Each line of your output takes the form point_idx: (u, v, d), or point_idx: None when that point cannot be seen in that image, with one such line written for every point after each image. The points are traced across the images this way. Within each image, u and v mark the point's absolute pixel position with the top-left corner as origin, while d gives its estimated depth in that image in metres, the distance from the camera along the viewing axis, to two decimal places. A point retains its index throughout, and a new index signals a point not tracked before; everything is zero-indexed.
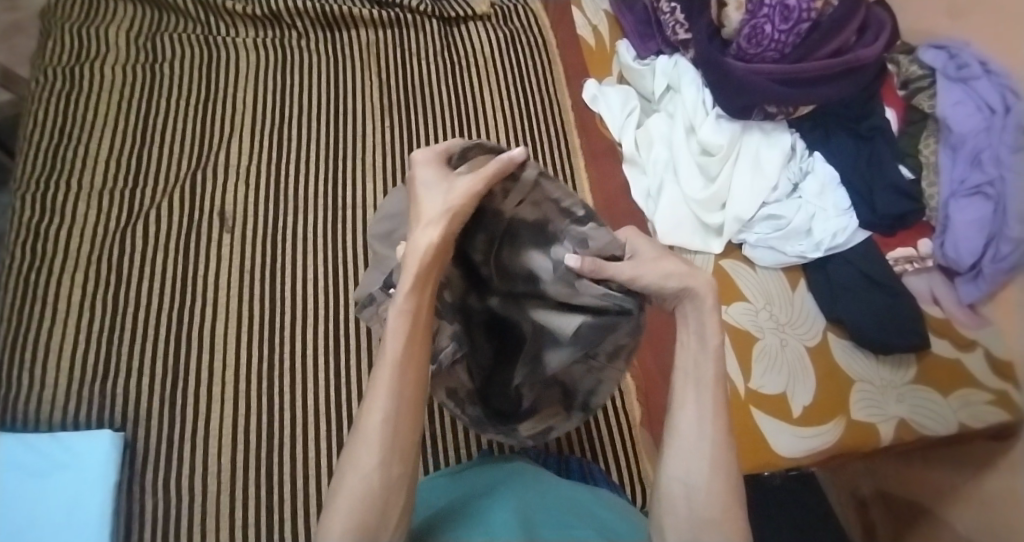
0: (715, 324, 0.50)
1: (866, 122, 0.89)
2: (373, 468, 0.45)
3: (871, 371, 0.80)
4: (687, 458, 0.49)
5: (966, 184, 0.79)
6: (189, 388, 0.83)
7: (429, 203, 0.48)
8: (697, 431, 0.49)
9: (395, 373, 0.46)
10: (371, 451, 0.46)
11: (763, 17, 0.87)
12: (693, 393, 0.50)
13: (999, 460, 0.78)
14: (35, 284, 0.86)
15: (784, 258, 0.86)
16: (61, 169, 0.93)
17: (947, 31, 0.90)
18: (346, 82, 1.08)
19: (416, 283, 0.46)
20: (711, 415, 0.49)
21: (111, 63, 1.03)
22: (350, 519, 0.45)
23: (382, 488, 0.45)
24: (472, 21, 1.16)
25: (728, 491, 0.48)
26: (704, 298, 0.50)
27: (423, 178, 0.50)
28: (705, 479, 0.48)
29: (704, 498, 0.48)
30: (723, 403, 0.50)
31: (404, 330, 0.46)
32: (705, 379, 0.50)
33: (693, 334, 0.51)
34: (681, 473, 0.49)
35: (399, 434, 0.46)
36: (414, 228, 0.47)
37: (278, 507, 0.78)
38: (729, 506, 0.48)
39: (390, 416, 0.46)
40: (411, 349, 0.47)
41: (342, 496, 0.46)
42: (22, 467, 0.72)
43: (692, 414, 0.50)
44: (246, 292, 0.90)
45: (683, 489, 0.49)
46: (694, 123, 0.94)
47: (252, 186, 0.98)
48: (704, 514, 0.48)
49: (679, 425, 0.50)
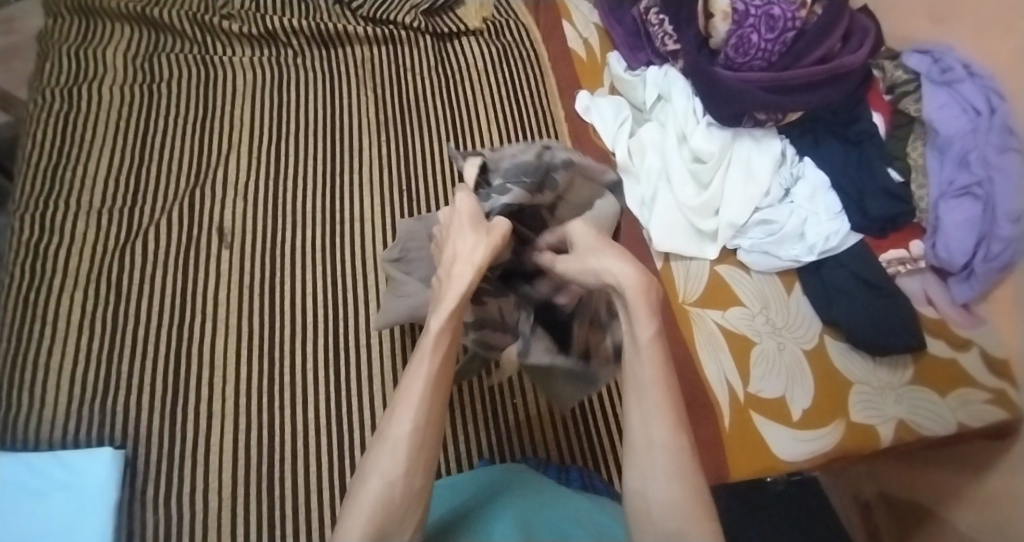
0: (645, 321, 0.57)
1: (853, 127, 0.90)
2: (397, 476, 0.50)
3: (868, 374, 0.80)
4: (645, 465, 0.53)
5: (955, 184, 0.79)
6: (189, 404, 0.83)
7: (476, 252, 0.60)
8: (647, 437, 0.54)
9: (426, 386, 0.54)
10: (398, 454, 0.51)
11: (748, 27, 0.89)
12: (640, 400, 0.56)
13: (999, 459, 0.78)
14: (34, 303, 0.86)
15: (779, 262, 0.87)
16: (59, 190, 0.94)
17: (931, 37, 0.92)
18: (341, 98, 1.10)
19: (455, 311, 0.58)
20: (659, 419, 0.54)
21: (109, 84, 1.04)
22: (372, 518, 0.47)
23: (402, 496, 0.49)
24: (465, 37, 1.18)
25: (689, 488, 0.51)
26: (630, 296, 0.59)
27: (471, 229, 0.62)
28: (662, 483, 0.51)
29: (665, 505, 0.51)
30: (668, 405, 0.55)
31: (439, 347, 0.56)
32: (646, 384, 0.56)
33: (627, 333, 0.59)
34: (640, 482, 0.53)
35: (421, 448, 0.52)
36: (463, 271, 0.59)
37: (280, 523, 0.78)
38: (695, 510, 0.50)
39: (420, 423, 0.52)
40: (442, 369, 0.55)
41: (363, 502, 0.48)
42: (19, 487, 0.71)
43: (643, 420, 0.55)
44: (245, 308, 0.90)
45: (643, 497, 0.52)
46: (686, 131, 0.95)
47: (250, 203, 0.98)
48: (671, 525, 0.50)
49: (633, 433, 0.55)
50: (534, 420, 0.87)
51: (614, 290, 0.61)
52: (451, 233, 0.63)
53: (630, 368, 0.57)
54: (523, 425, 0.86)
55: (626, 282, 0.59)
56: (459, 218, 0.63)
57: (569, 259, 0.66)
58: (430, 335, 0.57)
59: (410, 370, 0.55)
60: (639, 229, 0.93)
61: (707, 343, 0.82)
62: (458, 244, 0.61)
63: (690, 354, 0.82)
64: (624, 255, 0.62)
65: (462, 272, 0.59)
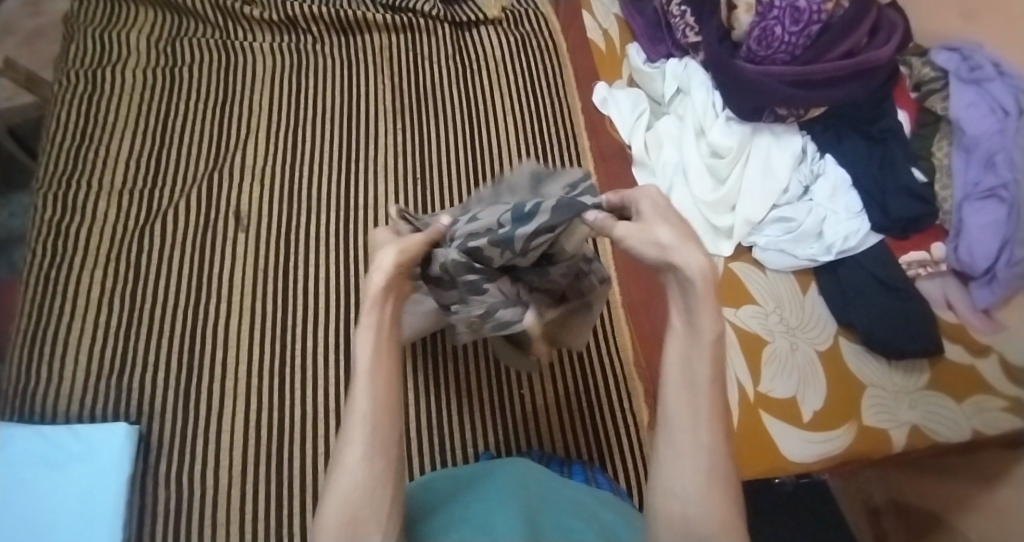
0: (710, 312, 0.46)
1: (877, 125, 0.88)
2: (358, 464, 0.45)
3: (882, 377, 0.79)
4: (682, 466, 0.44)
5: (980, 186, 0.78)
6: (202, 383, 0.85)
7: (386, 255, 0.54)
8: (691, 439, 0.44)
9: (367, 372, 0.48)
10: (355, 442, 0.46)
11: (772, 19, 0.87)
12: (688, 394, 0.45)
13: (1012, 469, 0.77)
14: (56, 279, 0.88)
15: (796, 261, 0.85)
16: (81, 170, 0.96)
17: (960, 34, 0.89)
18: (358, 86, 1.10)
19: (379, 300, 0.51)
20: (709, 422, 0.44)
21: (132, 66, 1.05)
22: (346, 510, 0.43)
23: (369, 481, 0.45)
24: (484, 25, 1.17)
25: (727, 500, 0.43)
26: (692, 284, 0.46)
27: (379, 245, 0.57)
28: (701, 489, 0.43)
29: (699, 517, 0.42)
30: (720, 406, 0.45)
31: (373, 339, 0.50)
32: (699, 381, 0.45)
33: (681, 318, 0.47)
34: (676, 483, 0.44)
35: (380, 432, 0.47)
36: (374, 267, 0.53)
37: (289, 501, 0.79)
38: (729, 523, 0.43)
39: (371, 407, 0.47)
40: (383, 353, 0.49)
41: (333, 494, 0.44)
42: (38, 458, 0.73)
43: (689, 418, 0.45)
44: (258, 292, 0.91)
45: (679, 504, 0.43)
46: (704, 125, 0.94)
47: (267, 186, 0.99)
48: (702, 527, 0.42)
49: (676, 429, 0.45)
50: (541, 412, 0.87)
51: (667, 271, 0.49)
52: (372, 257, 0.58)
53: (679, 361, 0.47)
54: (529, 417, 0.87)
55: (691, 266, 0.46)
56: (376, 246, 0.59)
57: (631, 222, 0.51)
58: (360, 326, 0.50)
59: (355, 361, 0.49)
60: None
61: None
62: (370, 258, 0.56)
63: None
64: (686, 239, 0.48)
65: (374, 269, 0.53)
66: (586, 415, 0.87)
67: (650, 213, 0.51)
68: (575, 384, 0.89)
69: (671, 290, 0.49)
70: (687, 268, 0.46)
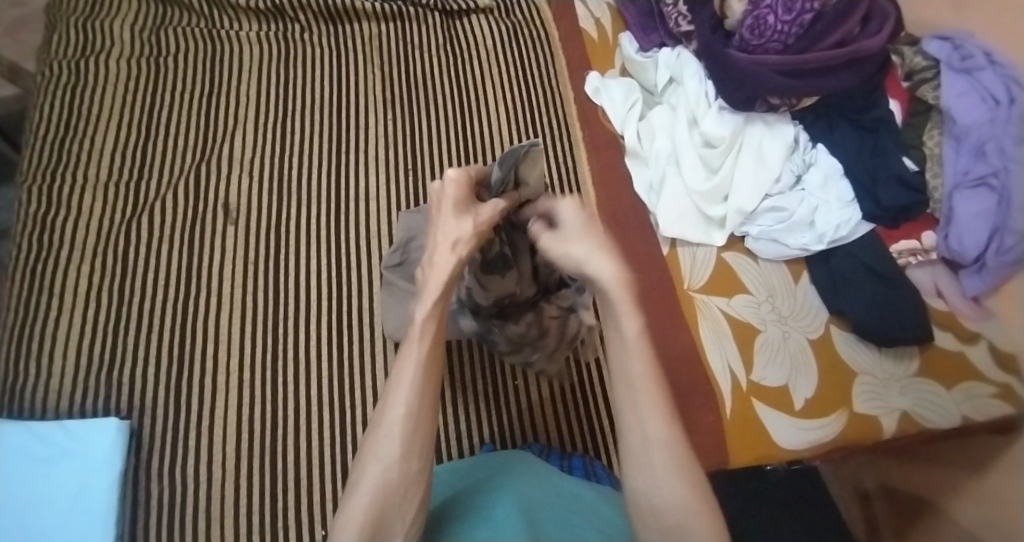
0: (629, 312, 0.49)
1: (869, 114, 0.88)
2: (393, 460, 0.47)
3: (872, 363, 0.79)
4: (641, 465, 0.46)
5: (970, 175, 0.78)
6: (195, 378, 0.84)
7: (460, 227, 0.55)
8: (641, 433, 0.47)
9: (415, 371, 0.49)
10: (394, 437, 0.47)
11: (765, 8, 0.88)
12: (629, 393, 0.48)
13: (1001, 455, 0.78)
14: (42, 275, 0.87)
15: (788, 250, 0.86)
16: (66, 162, 0.94)
17: (952, 23, 0.89)
18: (348, 75, 1.08)
19: (441, 296, 0.53)
20: (654, 413, 0.47)
21: (116, 56, 1.03)
22: (374, 503, 0.45)
23: (402, 477, 0.46)
24: (475, 14, 1.16)
25: (693, 486, 0.45)
26: (609, 288, 0.50)
27: (451, 199, 0.57)
28: (664, 480, 0.45)
29: (666, 504, 0.44)
30: (661, 395, 0.47)
31: (426, 332, 0.51)
32: (635, 377, 0.47)
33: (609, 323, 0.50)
34: (640, 481, 0.46)
35: (419, 431, 0.48)
36: (444, 246, 0.55)
37: (283, 496, 0.79)
38: (693, 504, 0.44)
39: (413, 406, 0.48)
40: (432, 351, 0.51)
41: (361, 487, 0.46)
42: (28, 455, 0.73)
43: (636, 417, 0.47)
44: (250, 284, 0.90)
45: (644, 496, 0.46)
46: (696, 115, 0.94)
47: (256, 178, 0.98)
48: (672, 517, 0.44)
49: (625, 430, 0.48)
50: (536, 408, 0.87)
51: (587, 279, 0.53)
52: (435, 221, 0.57)
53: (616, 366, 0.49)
54: (525, 411, 0.87)
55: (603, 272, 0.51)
56: (446, 195, 0.57)
57: (552, 234, 0.55)
58: (417, 317, 0.52)
59: (400, 354, 0.51)
60: (645, 213, 0.93)
61: (711, 332, 0.81)
62: (438, 230, 0.56)
63: (693, 339, 0.81)
64: (600, 247, 0.52)
65: (440, 248, 0.55)
66: (581, 405, 0.88)
67: (574, 225, 0.55)
68: (571, 376, 0.89)
69: (596, 294, 0.52)
70: (600, 274, 0.50)
